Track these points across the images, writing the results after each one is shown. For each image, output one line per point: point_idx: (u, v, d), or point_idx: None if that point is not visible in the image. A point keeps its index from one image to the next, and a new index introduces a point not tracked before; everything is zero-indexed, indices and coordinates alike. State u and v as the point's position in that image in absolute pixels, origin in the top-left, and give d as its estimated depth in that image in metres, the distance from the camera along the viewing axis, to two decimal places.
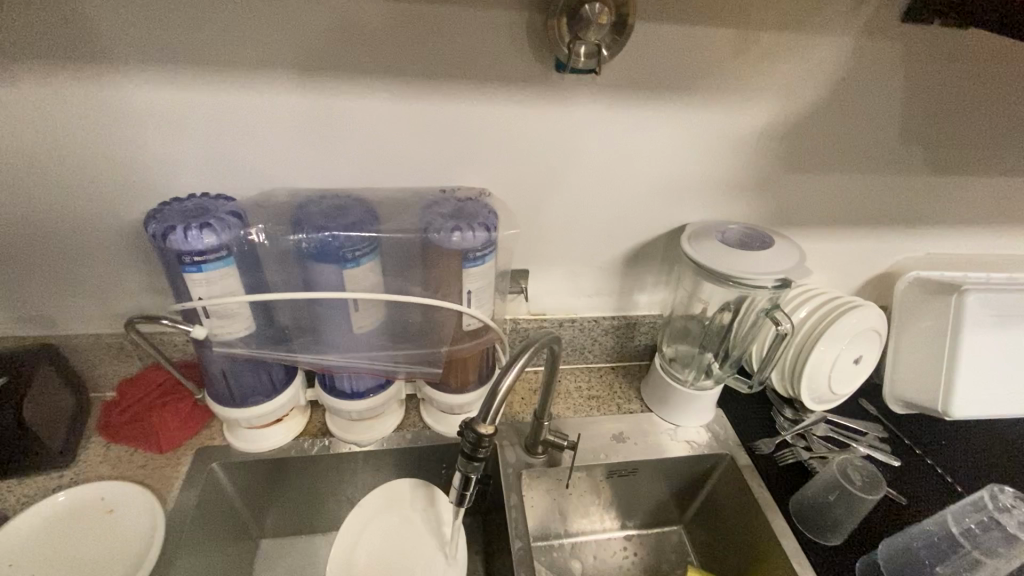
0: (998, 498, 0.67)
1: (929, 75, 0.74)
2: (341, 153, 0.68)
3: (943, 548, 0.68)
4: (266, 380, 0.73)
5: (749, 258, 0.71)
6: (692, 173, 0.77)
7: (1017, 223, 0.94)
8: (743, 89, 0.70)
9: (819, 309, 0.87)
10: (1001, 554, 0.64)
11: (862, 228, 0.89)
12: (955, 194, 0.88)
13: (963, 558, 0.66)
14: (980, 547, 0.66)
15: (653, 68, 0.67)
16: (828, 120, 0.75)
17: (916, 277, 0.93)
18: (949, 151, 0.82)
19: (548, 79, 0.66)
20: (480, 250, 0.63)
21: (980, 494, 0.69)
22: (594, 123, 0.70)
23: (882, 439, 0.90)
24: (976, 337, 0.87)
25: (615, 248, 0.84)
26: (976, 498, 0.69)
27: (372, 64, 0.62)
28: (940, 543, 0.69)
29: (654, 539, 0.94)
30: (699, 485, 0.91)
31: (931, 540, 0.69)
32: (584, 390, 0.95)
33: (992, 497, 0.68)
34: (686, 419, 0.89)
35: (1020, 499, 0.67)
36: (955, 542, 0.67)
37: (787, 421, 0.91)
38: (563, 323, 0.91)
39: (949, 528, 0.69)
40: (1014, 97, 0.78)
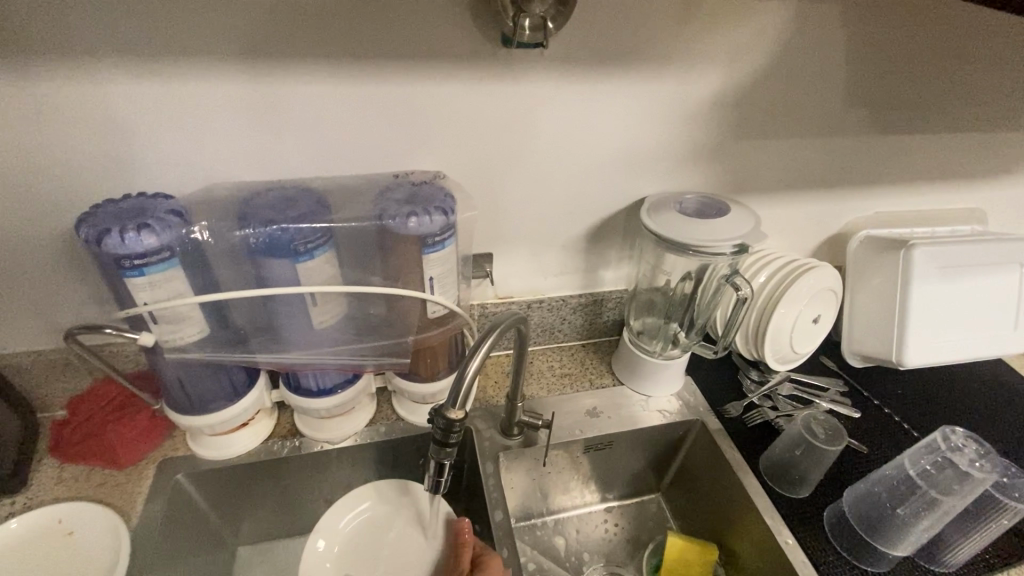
0: (950, 439, 0.70)
1: (870, 37, 0.75)
2: (286, 144, 0.65)
3: (903, 491, 0.70)
4: (227, 384, 0.70)
5: (708, 227, 0.72)
6: (649, 145, 0.77)
7: (956, 178, 0.98)
8: (694, 58, 0.70)
9: (779, 272, 0.90)
10: (955, 491, 0.66)
11: (814, 193, 0.92)
12: (898, 154, 0.91)
13: (921, 498, 0.68)
14: (936, 487, 0.67)
15: (602, 38, 0.66)
16: (777, 86, 0.76)
17: (867, 236, 0.96)
18: (891, 113, 0.84)
19: (494, 55, 0.64)
20: (439, 235, 0.62)
21: (934, 436, 0.71)
22: (546, 98, 0.69)
23: (842, 393, 0.94)
24: (925, 289, 0.90)
25: (577, 226, 0.84)
26: (931, 441, 0.71)
27: (310, 46, 0.59)
28: (899, 486, 0.70)
29: (634, 509, 0.97)
30: (673, 453, 0.93)
31: (892, 485, 0.71)
32: (556, 369, 0.95)
33: (944, 439, 0.70)
34: (656, 389, 0.90)
35: (971, 439, 0.69)
36: (913, 483, 0.69)
37: (753, 382, 0.93)
38: (531, 305, 0.91)
39: (907, 471, 0.71)
40: (947, 54, 0.80)
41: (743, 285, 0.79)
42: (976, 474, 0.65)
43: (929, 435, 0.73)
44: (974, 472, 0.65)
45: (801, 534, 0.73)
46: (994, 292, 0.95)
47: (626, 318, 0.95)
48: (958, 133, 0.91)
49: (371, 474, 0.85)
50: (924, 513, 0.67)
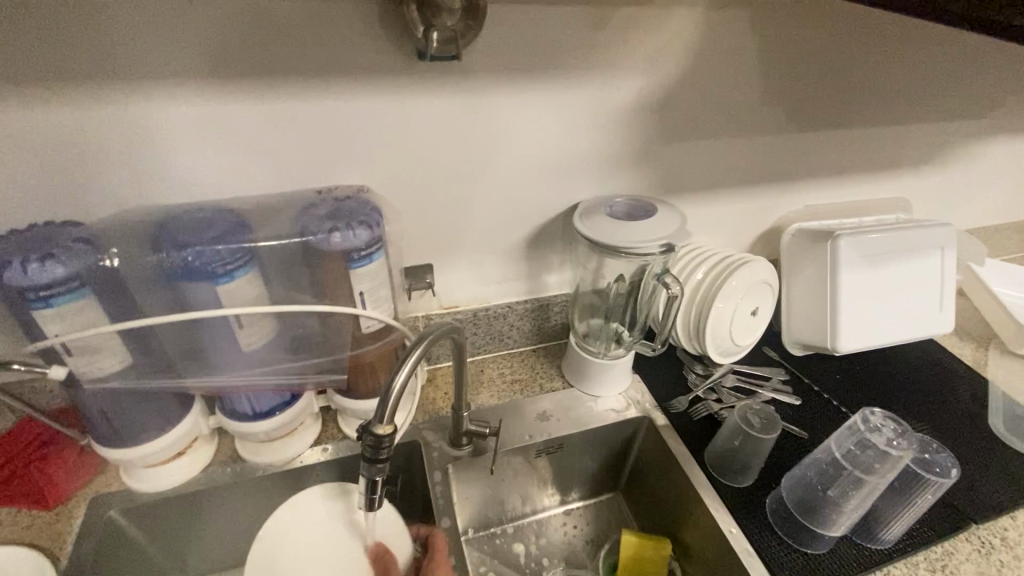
0: (868, 420, 0.73)
1: (780, 40, 0.78)
2: (204, 165, 0.64)
3: (831, 473, 0.73)
4: (157, 413, 0.68)
5: (636, 229, 0.74)
6: (578, 150, 0.78)
7: (877, 169, 1.03)
8: (612, 66, 0.72)
9: (714, 269, 0.93)
10: (877, 470, 0.69)
11: (743, 189, 0.95)
12: (819, 149, 0.95)
13: (847, 479, 0.71)
14: (860, 467, 0.70)
15: (518, 48, 0.67)
16: (697, 89, 0.78)
17: (798, 229, 1.00)
18: (808, 111, 0.88)
19: (410, 69, 0.64)
20: (365, 249, 0.62)
21: (854, 418, 0.75)
22: (468, 110, 0.70)
23: (784, 381, 0.98)
24: (853, 276, 0.94)
25: (515, 234, 0.85)
26: (852, 423, 0.75)
27: (216, 65, 0.58)
28: (828, 469, 0.73)
29: (593, 510, 0.97)
30: (626, 451, 0.94)
31: (822, 468, 0.74)
32: (507, 376, 0.95)
33: (864, 420, 0.74)
34: (604, 390, 0.92)
35: (888, 419, 0.73)
36: (839, 465, 0.72)
37: (698, 376, 0.96)
38: (477, 313, 0.91)
39: (833, 454, 0.73)
40: (855, 52, 0.84)
41: (674, 283, 0.82)
42: (895, 452, 0.68)
43: (853, 417, 0.76)
44: (891, 449, 0.68)
45: (745, 522, 0.75)
46: (919, 276, 1.00)
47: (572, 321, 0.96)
48: (874, 127, 0.96)
49: None
50: (851, 492, 0.71)
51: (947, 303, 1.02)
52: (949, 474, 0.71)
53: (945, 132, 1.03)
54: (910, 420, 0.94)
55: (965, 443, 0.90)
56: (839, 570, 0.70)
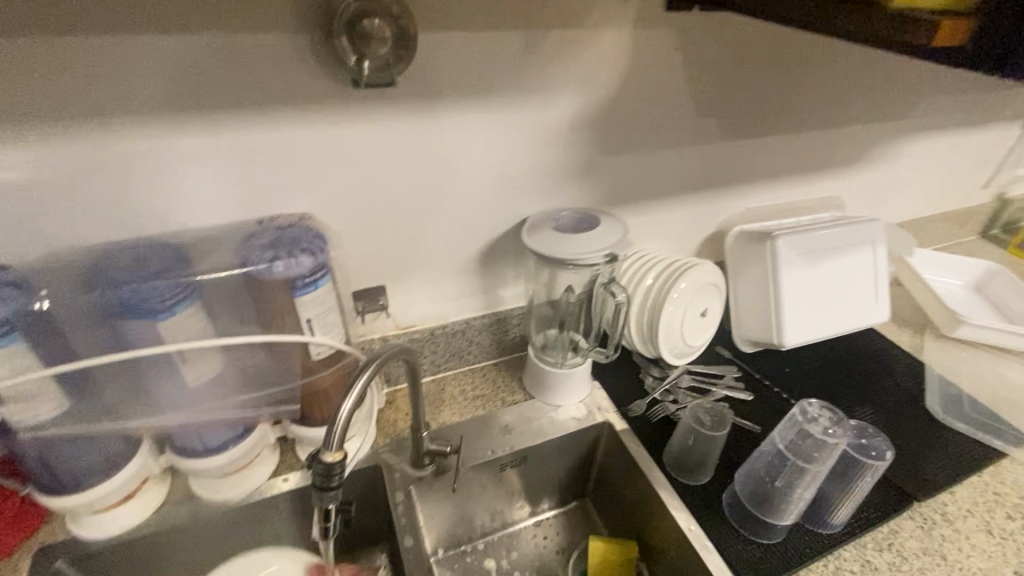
0: (806, 411, 0.77)
1: (707, 55, 0.83)
2: (139, 200, 0.63)
3: (777, 464, 0.76)
4: (101, 458, 0.65)
5: (580, 240, 0.76)
6: (521, 167, 0.80)
7: (810, 171, 1.09)
8: (546, 85, 0.74)
9: (663, 274, 0.96)
10: (817, 458, 0.72)
11: (686, 196, 0.99)
12: (754, 155, 1.00)
13: (791, 469, 0.74)
14: (801, 456, 0.73)
15: (453, 71, 0.68)
16: (632, 104, 0.82)
17: (740, 231, 1.04)
18: (739, 120, 0.93)
19: (347, 96, 0.65)
20: (310, 276, 0.62)
21: (794, 410, 0.78)
22: (408, 134, 0.71)
23: (737, 378, 1.01)
24: (792, 274, 0.99)
25: (466, 251, 0.86)
26: (792, 414, 0.78)
27: (145, 100, 0.57)
28: (774, 461, 0.76)
29: (562, 519, 0.98)
30: (591, 457, 0.96)
31: (768, 460, 0.77)
32: (468, 392, 0.96)
33: (802, 411, 0.77)
34: (564, 399, 0.93)
35: (823, 408, 0.77)
36: (783, 457, 0.75)
37: (654, 379, 0.99)
38: (434, 332, 0.91)
39: (777, 446, 0.76)
40: (777, 63, 0.89)
41: (622, 290, 0.84)
42: (831, 441, 0.71)
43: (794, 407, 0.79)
44: (828, 438, 0.71)
45: (703, 520, 0.77)
46: (854, 269, 1.05)
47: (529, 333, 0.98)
48: (803, 132, 1.01)
49: (282, 527, 0.82)
50: (797, 481, 0.73)
51: (882, 293, 1.08)
52: (883, 456, 0.75)
53: (869, 133, 1.10)
54: (855, 407, 0.98)
55: (906, 425, 0.95)
56: (793, 557, 0.73)
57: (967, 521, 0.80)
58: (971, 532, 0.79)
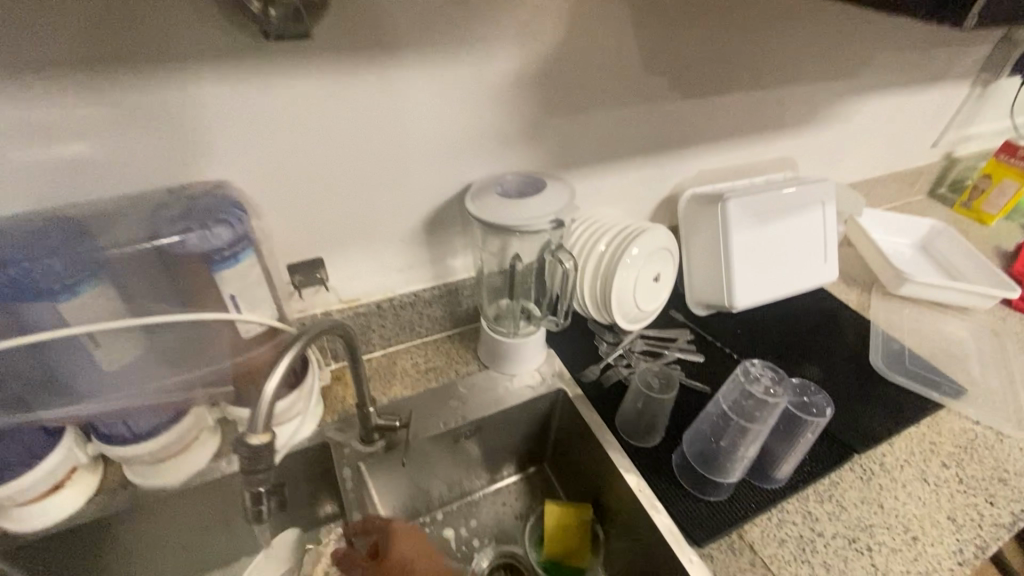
0: (748, 372, 0.78)
1: (654, 7, 0.79)
2: (30, 168, 0.57)
3: (721, 425, 0.77)
4: (21, 449, 0.62)
5: (526, 206, 0.73)
6: (462, 130, 0.76)
7: (763, 130, 1.08)
8: (483, 39, 0.70)
9: (616, 237, 0.95)
10: (758, 418, 0.73)
11: (638, 158, 0.97)
12: (706, 114, 0.98)
13: (734, 429, 0.75)
14: (744, 416, 0.74)
15: (378, 22, 0.63)
16: (577, 60, 0.78)
17: (693, 194, 1.03)
18: (691, 77, 0.90)
19: (259, 50, 0.60)
20: (228, 250, 0.58)
21: (736, 371, 0.79)
22: (333, 92, 0.66)
23: (689, 341, 1.02)
24: (742, 236, 0.99)
25: (410, 219, 0.82)
26: (735, 376, 0.79)
27: (22, 54, 0.51)
28: (718, 421, 0.77)
29: (521, 485, 0.99)
30: (547, 424, 0.96)
31: (713, 421, 0.78)
32: (421, 365, 0.93)
33: (744, 372, 0.78)
34: (518, 368, 0.92)
35: (765, 368, 0.78)
36: (726, 417, 0.76)
37: (608, 344, 0.99)
38: (382, 304, 0.88)
39: (720, 407, 0.77)
40: (729, 18, 0.86)
41: (569, 257, 0.83)
42: (771, 400, 0.72)
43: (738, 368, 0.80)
44: (768, 398, 0.72)
45: (654, 482, 0.78)
46: (804, 230, 1.06)
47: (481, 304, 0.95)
48: (755, 90, 1.00)
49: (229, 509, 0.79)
50: (740, 441, 0.75)
51: (831, 253, 1.10)
52: (824, 412, 0.76)
53: (823, 92, 1.09)
54: (803, 365, 1.01)
55: (850, 381, 0.98)
56: (739, 513, 0.75)
57: (904, 470, 0.84)
58: (908, 480, 0.83)
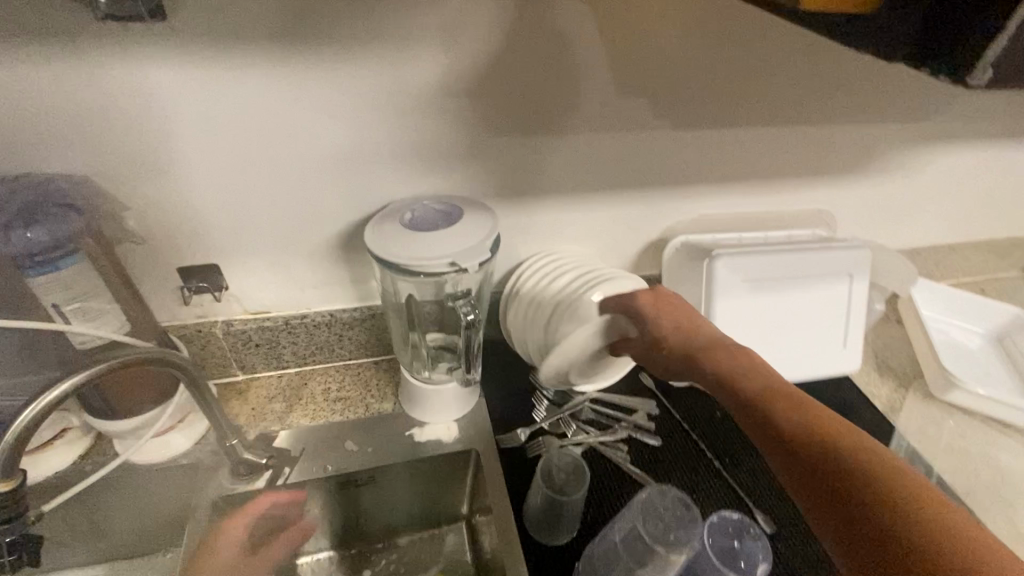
0: (658, 501, 0.62)
1: (622, 16, 0.65)
2: None
3: (610, 558, 0.62)
4: None
5: (427, 240, 0.62)
6: (376, 139, 0.67)
7: (788, 177, 0.88)
8: (392, 40, 0.61)
9: (580, 277, 0.80)
10: (656, 564, 0.59)
11: (613, 193, 0.81)
12: (705, 151, 0.80)
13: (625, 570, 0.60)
14: (640, 559, 0.60)
15: (257, 12, 0.56)
16: (516, 73, 0.66)
17: (684, 242, 0.87)
18: (681, 105, 0.74)
19: (106, 30, 0.53)
20: (43, 254, 0.52)
21: (644, 495, 0.63)
22: (208, 83, 0.58)
23: (651, 416, 0.84)
24: (729, 301, 0.82)
25: (322, 233, 0.73)
26: (641, 500, 0.63)
27: None
28: (608, 553, 0.62)
29: (426, 542, 0.82)
30: (464, 480, 0.81)
31: (603, 550, 0.63)
32: (332, 393, 0.83)
33: (654, 499, 0.63)
34: (431, 416, 0.79)
35: (679, 498, 0.63)
36: (619, 551, 0.62)
37: (548, 403, 0.84)
38: (291, 321, 0.79)
39: (615, 536, 0.63)
40: (728, 39, 0.70)
41: (475, 309, 0.71)
42: (672, 547, 0.59)
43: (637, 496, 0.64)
44: (670, 544, 0.59)
45: None
46: (819, 305, 0.86)
47: (395, 337, 0.80)
48: (774, 127, 0.80)
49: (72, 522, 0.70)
50: None
51: (856, 337, 0.88)
52: (752, 569, 0.61)
53: (874, 137, 0.87)
54: None
55: None
56: None
57: None
58: None
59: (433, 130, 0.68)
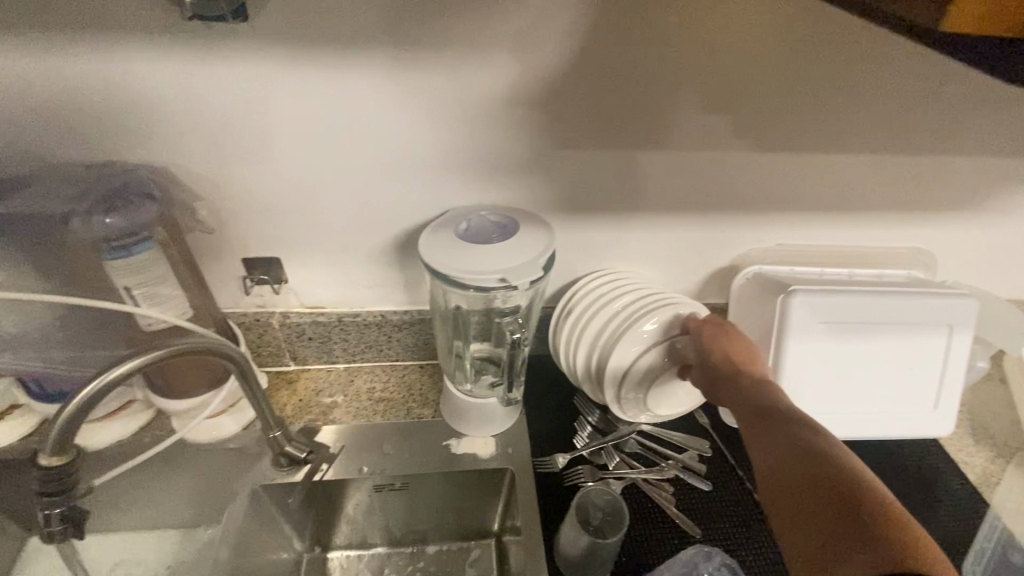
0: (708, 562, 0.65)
1: (707, 27, 0.60)
2: None
3: None
4: None
5: (480, 253, 0.60)
6: (439, 145, 0.66)
7: (884, 211, 0.79)
8: (463, 46, 0.60)
9: (640, 300, 0.75)
10: None
11: (683, 215, 0.76)
12: (790, 176, 0.73)
13: None
14: None
15: (333, 14, 0.56)
16: (588, 85, 0.63)
17: (757, 273, 0.80)
18: (767, 125, 0.68)
19: (193, 29, 0.55)
20: (121, 240, 0.56)
21: (696, 552, 0.65)
22: (280, 83, 0.59)
23: (702, 457, 0.78)
24: (804, 345, 0.74)
25: (379, 235, 0.74)
26: (691, 556, 0.65)
27: None
28: None
29: (453, 555, 0.80)
30: (497, 498, 0.78)
31: None
32: (376, 392, 0.83)
33: (703, 559, 0.65)
34: (470, 429, 0.77)
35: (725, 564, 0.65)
36: None
37: (592, 429, 0.80)
38: (344, 318, 0.80)
39: None
40: (826, 56, 0.63)
41: (521, 329, 0.71)
42: None
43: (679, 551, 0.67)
44: None
45: None
46: (909, 357, 0.77)
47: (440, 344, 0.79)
48: (873, 154, 0.72)
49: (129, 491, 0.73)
50: None
51: (947, 395, 0.78)
52: None
53: (994, 172, 0.76)
54: None
55: None
56: None
57: None
58: None
59: (496, 138, 0.66)
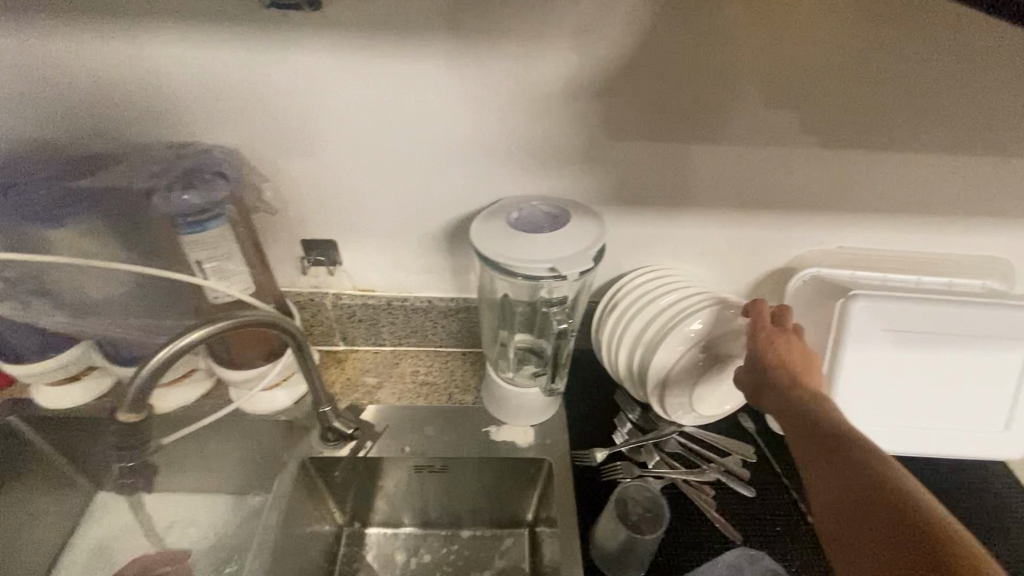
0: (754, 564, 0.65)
1: (775, 18, 0.58)
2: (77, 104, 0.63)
3: None
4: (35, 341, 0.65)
5: (531, 242, 0.60)
6: (494, 134, 0.67)
7: (958, 215, 0.74)
8: (523, 36, 0.60)
9: (688, 297, 0.74)
10: None
11: (738, 212, 0.74)
12: (856, 175, 0.70)
13: None
14: None
15: (400, 4, 0.58)
16: (647, 76, 0.62)
17: (816, 275, 0.76)
18: (834, 120, 0.65)
19: (269, 18, 0.58)
20: (197, 215, 0.60)
21: (743, 552, 0.66)
22: (346, 71, 0.62)
23: (746, 462, 0.76)
24: (861, 352, 0.71)
25: (431, 222, 0.75)
26: (738, 555, 0.66)
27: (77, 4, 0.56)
28: None
29: (485, 541, 0.82)
30: (533, 488, 0.79)
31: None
32: (420, 376, 0.85)
33: (749, 561, 0.66)
34: (510, 418, 0.78)
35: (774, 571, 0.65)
36: None
37: (632, 426, 0.79)
38: (392, 302, 0.82)
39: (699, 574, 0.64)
40: (903, 49, 0.60)
41: (567, 319, 0.71)
42: None
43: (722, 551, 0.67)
44: None
45: None
46: (979, 371, 0.72)
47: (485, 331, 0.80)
48: (949, 155, 0.68)
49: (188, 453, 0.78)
50: None
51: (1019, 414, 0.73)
52: None
53: None
54: None
55: None
56: None
57: None
58: None
59: (551, 129, 0.66)
